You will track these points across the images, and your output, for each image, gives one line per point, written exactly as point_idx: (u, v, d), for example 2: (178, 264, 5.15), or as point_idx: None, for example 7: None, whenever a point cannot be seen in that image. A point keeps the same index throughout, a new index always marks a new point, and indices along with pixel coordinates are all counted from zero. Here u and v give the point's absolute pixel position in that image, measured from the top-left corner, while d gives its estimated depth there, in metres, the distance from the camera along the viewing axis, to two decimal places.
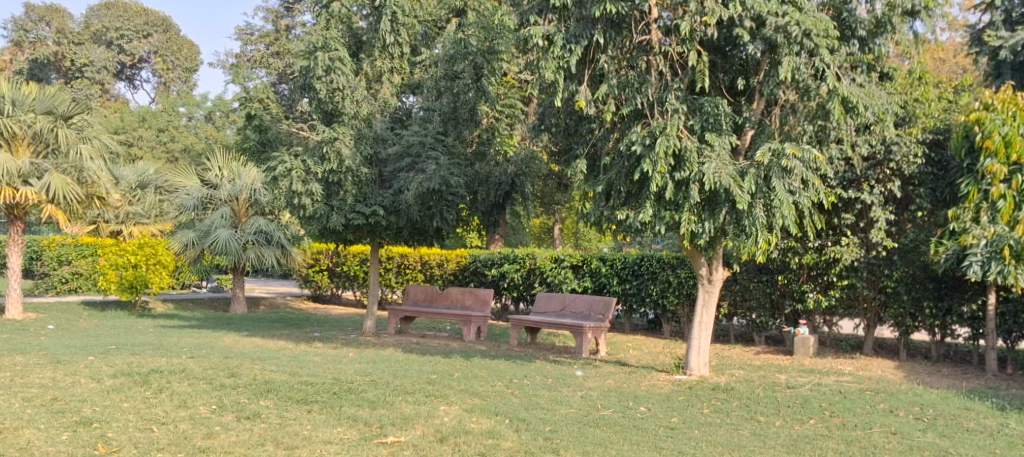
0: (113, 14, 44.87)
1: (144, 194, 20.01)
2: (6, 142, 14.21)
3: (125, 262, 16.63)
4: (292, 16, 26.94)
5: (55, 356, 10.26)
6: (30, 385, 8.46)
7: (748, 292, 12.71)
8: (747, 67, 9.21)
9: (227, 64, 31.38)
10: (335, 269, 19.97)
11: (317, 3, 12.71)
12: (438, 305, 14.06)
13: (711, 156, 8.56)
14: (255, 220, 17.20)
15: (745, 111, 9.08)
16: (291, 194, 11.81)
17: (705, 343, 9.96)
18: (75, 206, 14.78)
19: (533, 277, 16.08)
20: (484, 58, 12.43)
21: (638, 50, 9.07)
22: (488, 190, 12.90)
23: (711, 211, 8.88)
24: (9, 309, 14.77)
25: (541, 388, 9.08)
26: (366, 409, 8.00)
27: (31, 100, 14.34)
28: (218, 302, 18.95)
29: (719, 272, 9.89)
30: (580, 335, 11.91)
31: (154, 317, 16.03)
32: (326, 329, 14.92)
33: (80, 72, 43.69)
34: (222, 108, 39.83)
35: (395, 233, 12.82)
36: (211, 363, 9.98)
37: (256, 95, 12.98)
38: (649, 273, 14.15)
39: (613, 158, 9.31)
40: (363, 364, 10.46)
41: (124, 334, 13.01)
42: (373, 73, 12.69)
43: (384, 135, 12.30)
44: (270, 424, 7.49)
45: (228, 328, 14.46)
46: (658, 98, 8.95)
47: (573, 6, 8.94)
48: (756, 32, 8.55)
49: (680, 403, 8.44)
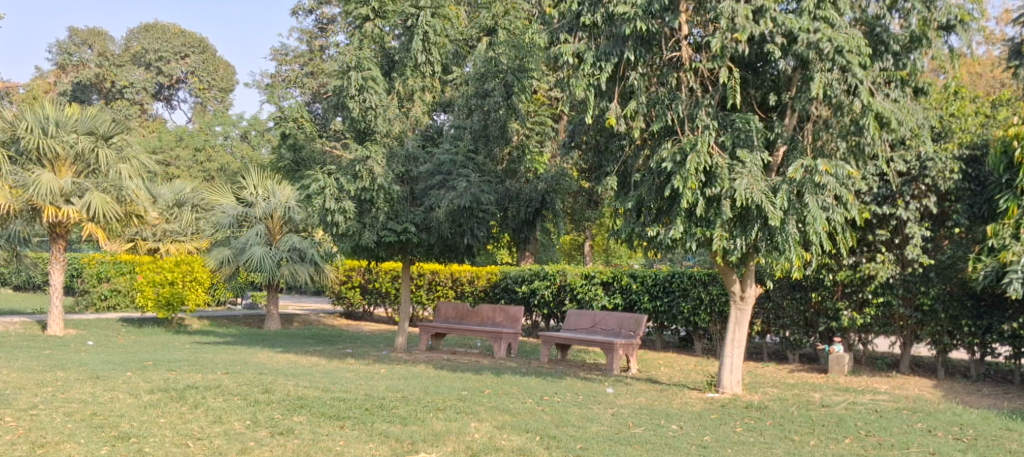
0: (152, 36, 45.60)
1: (181, 212, 20.31)
2: (49, 162, 14.57)
3: (162, 279, 16.74)
4: (326, 37, 27.34)
5: (95, 371, 10.46)
6: (71, 401, 8.62)
7: (781, 310, 12.56)
8: (778, 83, 9.14)
9: (262, 85, 31.94)
10: (367, 286, 20.13)
11: (351, 24, 13.01)
12: (469, 322, 14.09)
13: (743, 172, 8.47)
14: (289, 237, 17.42)
15: (777, 127, 8.96)
16: (324, 212, 11.98)
17: (738, 361, 9.87)
18: (115, 224, 15.07)
19: (563, 293, 16.10)
20: (514, 76, 12.48)
21: (668, 66, 9.09)
22: (518, 207, 12.80)
23: (743, 227, 8.82)
24: (51, 325, 15.08)
25: (572, 405, 9.06)
26: (398, 425, 8.05)
27: (73, 121, 14.71)
28: (253, 319, 19.19)
29: (752, 289, 9.82)
30: (611, 352, 11.88)
31: (190, 334, 16.27)
32: (358, 345, 15.04)
33: (120, 93, 44.68)
34: (257, 128, 40.47)
35: (426, 250, 12.94)
36: (246, 379, 10.10)
37: (290, 114, 13.01)
38: (680, 289, 14.08)
39: (643, 174, 9.32)
40: (395, 380, 10.53)
41: (161, 350, 13.22)
42: (405, 91, 12.82)
43: (415, 154, 12.35)
44: (303, 439, 7.56)
45: (262, 344, 14.64)
46: (689, 114, 8.91)
47: (603, 23, 9.00)
48: (787, 48, 8.52)
49: (712, 421, 8.37)
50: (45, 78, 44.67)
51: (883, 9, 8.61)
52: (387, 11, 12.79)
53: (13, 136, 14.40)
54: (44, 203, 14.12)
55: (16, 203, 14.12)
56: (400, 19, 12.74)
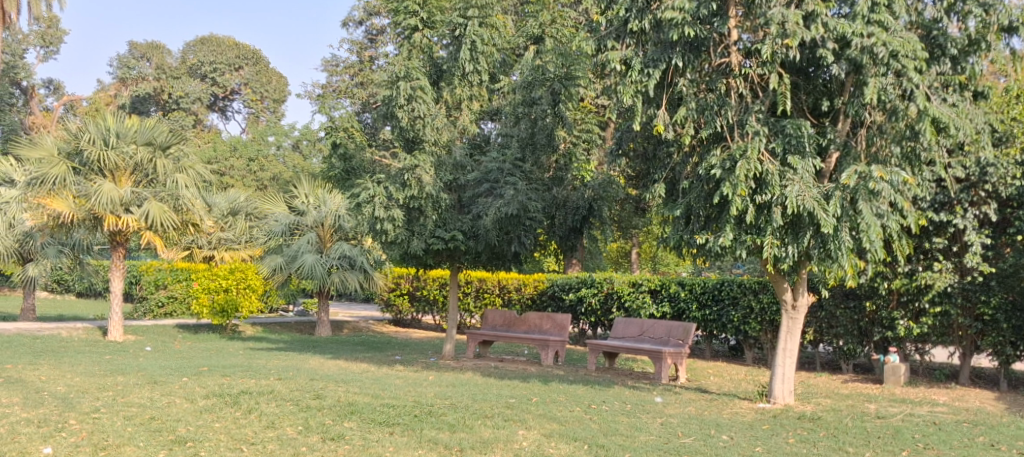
0: (209, 49, 46.60)
1: (236, 221, 20.53)
2: (110, 172, 15.00)
3: (217, 286, 17.21)
4: (375, 47, 27.65)
5: (153, 376, 10.72)
6: (130, 405, 8.86)
7: (834, 319, 12.35)
8: (831, 89, 9.01)
9: (313, 95, 32.50)
10: (416, 294, 20.31)
11: (400, 34, 13.14)
12: (516, 330, 14.09)
13: (795, 179, 8.38)
14: (339, 245, 17.68)
15: (830, 133, 8.80)
16: (373, 220, 12.19)
17: (789, 371, 9.72)
18: (171, 232, 15.48)
19: (610, 301, 16.04)
20: (561, 84, 12.42)
21: (717, 72, 9.03)
22: (565, 214, 12.75)
23: (795, 234, 8.71)
24: (111, 330, 15.50)
25: (620, 414, 9.02)
26: (447, 432, 8.10)
27: (133, 132, 15.08)
28: (304, 325, 19.50)
29: (804, 298, 9.67)
30: (660, 361, 11.78)
31: (243, 340, 16.59)
32: (407, 352, 15.18)
33: (176, 104, 45.74)
34: (309, 137, 41.20)
35: (474, 258, 13.03)
36: (298, 385, 10.26)
37: (341, 124, 13.14)
38: (729, 298, 13.92)
39: (692, 181, 9.26)
40: (444, 387, 10.59)
41: (216, 356, 13.50)
42: (453, 100, 12.93)
43: (463, 162, 12.54)
44: (354, 445, 7.65)
45: (314, 351, 14.83)
46: (738, 120, 8.85)
47: (650, 30, 9.00)
48: (840, 53, 8.39)
49: (764, 432, 8.27)
50: (106, 91, 46.00)
51: (941, 12, 8.45)
52: (435, 21, 12.93)
53: (77, 147, 14.85)
54: (105, 212, 14.55)
55: (79, 212, 14.60)
56: (447, 29, 12.85)
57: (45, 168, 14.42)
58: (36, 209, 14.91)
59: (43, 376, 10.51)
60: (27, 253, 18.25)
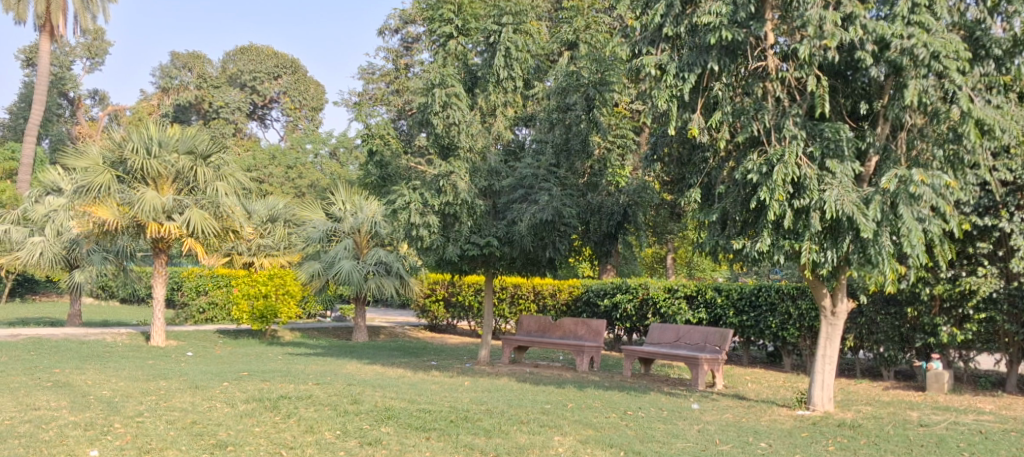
0: (246, 59, 47.72)
1: (275, 227, 20.79)
2: (152, 180, 15.31)
3: (256, 292, 17.37)
4: (411, 55, 27.88)
5: (194, 381, 10.92)
6: (173, 409, 9.02)
7: (874, 325, 12.21)
8: (870, 91, 8.88)
9: (350, 103, 32.82)
10: (451, 299, 20.42)
11: (435, 42, 13.32)
12: (552, 336, 14.07)
13: (833, 183, 8.30)
14: (375, 251, 17.85)
15: (870, 136, 8.69)
16: (409, 226, 12.35)
17: (829, 378, 9.59)
18: (212, 239, 15.71)
19: (646, 307, 15.98)
20: (596, 89, 12.30)
21: (753, 76, 8.97)
22: (600, 220, 12.69)
23: (834, 239, 8.60)
24: (155, 336, 15.78)
25: (656, 420, 8.99)
26: (483, 438, 8.13)
27: (174, 141, 15.33)
28: (341, 331, 19.70)
29: (843, 304, 9.55)
30: (696, 367, 11.70)
31: (282, 345, 16.81)
32: (443, 357, 15.25)
33: (217, 113, 46.41)
34: (346, 145, 41.54)
35: (509, 263, 13.09)
36: (336, 390, 10.36)
37: (375, 131, 13.25)
38: (767, 304, 13.78)
39: (728, 185, 9.22)
40: (480, 393, 10.63)
41: (256, 361, 13.71)
42: (487, 107, 12.95)
43: (497, 168, 12.62)
44: (391, 450, 7.71)
45: (351, 356, 14.96)
46: (776, 124, 8.74)
47: (686, 34, 8.98)
48: (879, 55, 8.33)
49: (803, 439, 8.18)
50: (149, 101, 46.98)
51: (983, 12, 8.33)
52: (469, 28, 13.04)
53: (121, 156, 15.22)
54: (147, 219, 14.83)
55: (123, 219, 14.90)
56: (482, 36, 12.90)
57: (91, 177, 14.76)
58: (82, 217, 15.28)
59: (89, 380, 10.74)
60: (74, 261, 18.66)
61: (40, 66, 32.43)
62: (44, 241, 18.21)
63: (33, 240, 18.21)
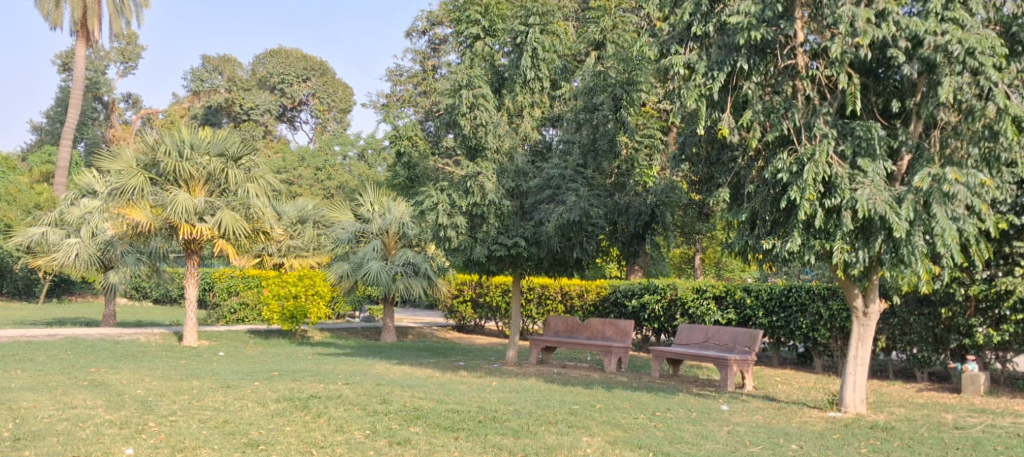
0: (276, 61, 48.07)
1: (304, 229, 21.01)
2: (185, 182, 15.49)
3: (286, 293, 17.50)
4: (438, 56, 27.87)
5: (226, 381, 11.04)
6: (205, 408, 9.12)
7: (907, 326, 12.08)
8: (902, 88, 8.77)
9: (378, 105, 33.01)
10: (478, 300, 20.45)
11: (462, 43, 13.37)
12: (579, 337, 14.05)
13: (865, 182, 8.19)
14: (404, 252, 17.95)
15: (901, 135, 8.64)
16: (437, 227, 12.40)
17: (861, 379, 9.48)
18: (243, 241, 15.87)
19: (674, 308, 15.90)
20: (623, 89, 12.30)
21: (784, 74, 8.90)
22: (628, 221, 12.71)
23: (865, 239, 8.50)
24: (187, 336, 15.98)
25: (686, 421, 8.94)
26: (511, 438, 8.14)
27: (206, 143, 15.55)
28: (370, 331, 19.83)
29: (876, 305, 9.43)
30: (725, 368, 11.61)
31: (312, 345, 16.95)
32: (471, 358, 15.29)
33: (247, 115, 46.87)
34: (374, 146, 41.74)
35: (536, 264, 13.09)
36: (365, 390, 10.44)
37: (404, 132, 13.41)
38: (798, 304, 13.64)
39: (757, 185, 9.15)
40: (508, 393, 10.65)
41: (286, 361, 13.83)
42: (514, 108, 12.94)
43: (525, 169, 12.69)
44: (420, 449, 7.75)
45: (380, 357, 15.05)
46: (806, 123, 8.69)
47: (715, 33, 8.92)
48: (912, 53, 8.22)
49: (834, 442, 8.09)
50: (181, 104, 47.63)
51: (1021, 7, 8.21)
52: (497, 29, 13.05)
53: (154, 159, 15.43)
54: (180, 221, 15.03)
55: (156, 221, 15.12)
56: (509, 37, 12.90)
57: (124, 179, 14.98)
58: (116, 219, 15.52)
59: (123, 379, 10.91)
60: (108, 261, 18.98)
61: (75, 71, 32.95)
62: (79, 242, 18.58)
63: (69, 241, 18.60)
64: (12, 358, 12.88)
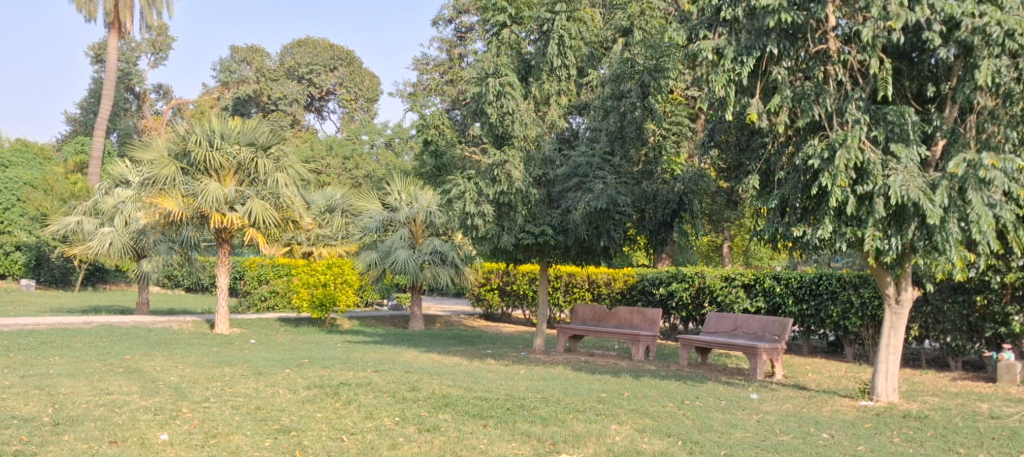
0: (304, 51, 48.19)
1: (332, 217, 21.19)
2: (215, 172, 15.63)
3: (316, 281, 17.62)
4: (464, 44, 27.78)
5: (257, 368, 11.17)
6: (238, 395, 9.24)
7: (941, 314, 11.88)
8: (937, 73, 8.59)
9: (405, 94, 33.14)
10: (506, 288, 20.48)
11: (489, 31, 13.32)
12: (607, 325, 14.01)
13: (898, 168, 8.08)
14: (431, 241, 18.02)
15: (935, 120, 8.46)
16: (464, 215, 12.39)
17: (893, 368, 9.37)
18: (274, 229, 16.01)
19: (702, 295, 15.83)
20: (650, 76, 12.11)
21: (815, 60, 8.78)
22: (655, 208, 12.53)
23: (899, 226, 8.38)
24: (219, 324, 16.18)
25: (715, 410, 8.89)
26: (540, 426, 8.16)
27: (236, 133, 15.70)
28: (398, 319, 19.96)
29: (908, 292, 9.31)
30: (755, 357, 11.51)
31: (341, 333, 17.08)
32: (498, 346, 15.32)
33: (275, 105, 47.53)
34: (401, 135, 41.87)
35: (563, 252, 13.08)
36: (394, 377, 10.51)
37: (431, 122, 13.48)
38: (828, 292, 13.51)
39: (788, 172, 9.03)
40: (535, 381, 10.65)
41: (316, 349, 13.97)
42: (541, 96, 12.95)
43: (552, 156, 12.65)
44: (449, 436, 7.78)
45: (409, 344, 15.15)
46: (838, 108, 8.56)
47: (744, 18, 8.77)
48: (947, 36, 8.07)
49: (866, 431, 8.02)
50: (211, 94, 48.07)
51: None
52: (523, 17, 13.10)
53: (185, 149, 15.55)
54: (211, 210, 15.21)
55: (187, 210, 15.28)
56: (535, 25, 12.87)
57: (157, 169, 15.24)
58: (149, 208, 15.74)
59: (157, 366, 11.08)
60: (141, 250, 19.27)
61: (109, 63, 33.38)
62: (113, 231, 18.89)
63: (103, 230, 18.92)
64: (50, 345, 13.14)
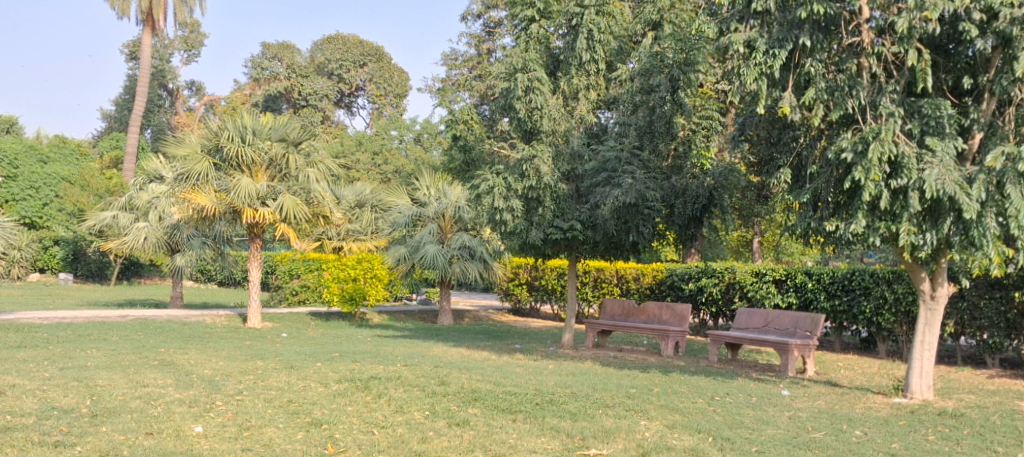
0: (333, 47, 48.67)
1: (362, 212, 21.21)
2: (247, 167, 15.85)
3: (346, 276, 17.83)
4: (493, 39, 27.83)
5: (289, 361, 11.29)
6: (270, 388, 9.34)
7: (977, 310, 11.69)
8: (974, 64, 8.40)
9: (434, 90, 33.31)
10: (534, 283, 20.50)
11: (517, 26, 13.33)
12: (635, 320, 13.97)
13: (933, 162, 7.94)
14: (459, 236, 18.10)
15: (973, 113, 8.30)
16: (492, 211, 12.40)
17: (927, 365, 9.24)
18: (304, 224, 16.16)
19: (732, 291, 15.71)
20: (680, 70, 12.14)
21: (848, 52, 8.65)
22: (685, 203, 12.35)
23: (934, 221, 8.25)
24: (251, 318, 16.36)
25: (746, 406, 8.84)
26: (568, 421, 8.15)
27: (268, 129, 15.76)
28: (427, 315, 20.02)
29: (944, 288, 9.18)
30: (786, 353, 11.44)
31: (371, 328, 17.19)
32: (527, 341, 15.32)
33: (305, 101, 47.70)
34: (430, 131, 41.95)
35: (592, 248, 13.03)
36: (424, 372, 10.56)
37: (460, 116, 13.38)
38: (861, 288, 13.34)
39: (819, 166, 8.94)
40: (565, 376, 10.65)
41: (346, 343, 14.07)
42: (570, 90, 12.85)
43: (580, 151, 12.56)
44: (478, 431, 7.81)
45: (438, 339, 15.21)
46: (871, 101, 8.45)
47: (776, 10, 8.70)
48: (986, 27, 7.93)
49: (900, 428, 7.92)
50: (242, 91, 48.54)
51: None
52: (552, 11, 12.95)
53: (217, 144, 15.70)
54: (243, 205, 15.36)
55: (219, 206, 15.45)
56: (564, 19, 12.83)
57: (190, 165, 15.40)
58: (182, 203, 15.93)
59: (191, 360, 11.24)
60: (175, 244, 19.53)
61: (143, 60, 33.85)
62: (148, 227, 19.15)
63: (138, 224, 19.19)
64: (87, 338, 13.38)
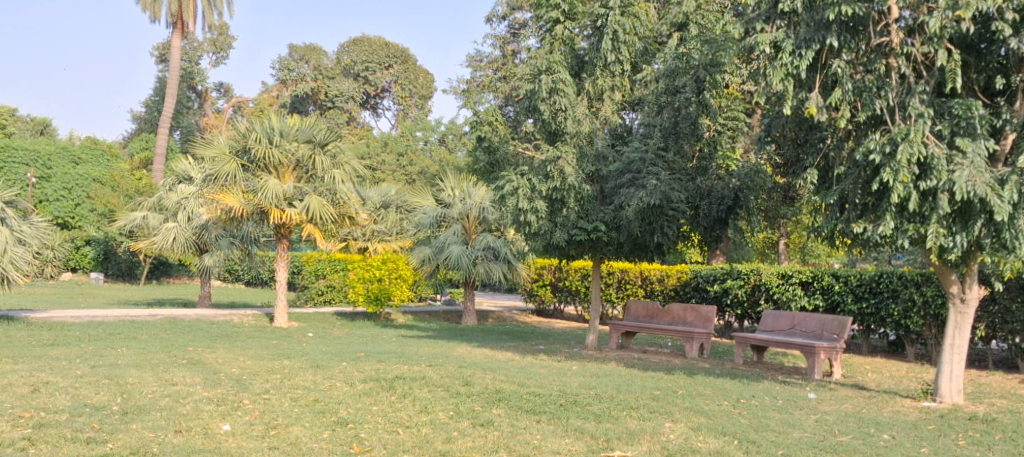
0: (359, 49, 48.98)
1: (388, 213, 21.37)
2: (275, 169, 16.00)
3: (371, 276, 17.97)
4: (518, 40, 27.85)
5: (315, 361, 11.40)
6: (296, 387, 9.43)
7: (1010, 314, 11.53)
8: (1006, 65, 8.33)
9: (459, 91, 33.41)
10: (558, 284, 20.50)
11: (541, 27, 13.34)
12: (660, 322, 13.92)
13: (964, 163, 7.82)
14: (484, 236, 18.12)
15: (1006, 113, 8.19)
16: (517, 211, 12.50)
17: (957, 369, 9.11)
18: (330, 225, 16.28)
19: (757, 293, 15.62)
20: (706, 71, 11.79)
21: (876, 52, 8.59)
22: (710, 205, 12.52)
23: (964, 223, 8.14)
24: (279, 318, 16.51)
25: (772, 409, 8.77)
26: (593, 422, 8.15)
27: (295, 130, 15.90)
28: (451, 315, 20.07)
29: (974, 292, 9.05)
30: (813, 356, 11.33)
31: (396, 328, 17.28)
32: (551, 342, 15.33)
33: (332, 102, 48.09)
34: (455, 132, 42.04)
35: (616, 249, 12.98)
36: (448, 372, 10.60)
37: (485, 118, 13.35)
38: (889, 290, 13.19)
39: (847, 167, 8.89)
40: (589, 377, 10.65)
41: (372, 343, 14.15)
42: (595, 91, 12.79)
43: (605, 153, 12.56)
44: (503, 431, 7.83)
45: (462, 340, 15.25)
46: (900, 102, 8.40)
47: (803, 10, 8.61)
48: (1019, 26, 7.83)
49: (929, 432, 7.83)
50: (269, 92, 48.97)
51: None
52: (576, 12, 13.03)
53: (245, 145, 15.86)
54: (271, 206, 15.51)
55: (247, 206, 15.58)
56: (589, 20, 12.77)
57: (218, 166, 15.59)
58: (210, 204, 16.11)
59: (219, 358, 11.37)
60: (203, 244, 19.77)
61: (172, 62, 34.28)
62: (177, 226, 19.40)
63: (167, 224, 19.43)
64: (117, 336, 13.58)
